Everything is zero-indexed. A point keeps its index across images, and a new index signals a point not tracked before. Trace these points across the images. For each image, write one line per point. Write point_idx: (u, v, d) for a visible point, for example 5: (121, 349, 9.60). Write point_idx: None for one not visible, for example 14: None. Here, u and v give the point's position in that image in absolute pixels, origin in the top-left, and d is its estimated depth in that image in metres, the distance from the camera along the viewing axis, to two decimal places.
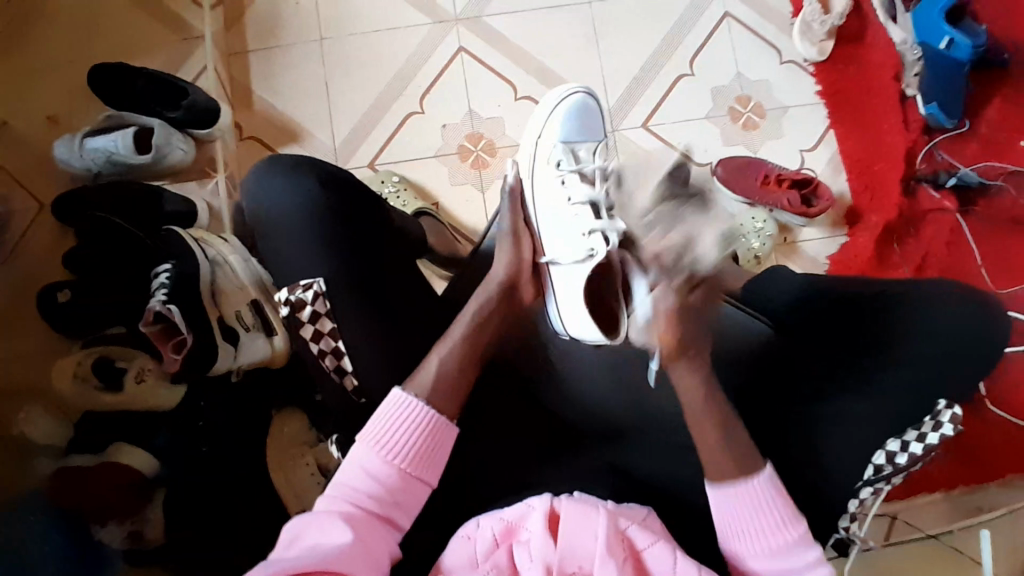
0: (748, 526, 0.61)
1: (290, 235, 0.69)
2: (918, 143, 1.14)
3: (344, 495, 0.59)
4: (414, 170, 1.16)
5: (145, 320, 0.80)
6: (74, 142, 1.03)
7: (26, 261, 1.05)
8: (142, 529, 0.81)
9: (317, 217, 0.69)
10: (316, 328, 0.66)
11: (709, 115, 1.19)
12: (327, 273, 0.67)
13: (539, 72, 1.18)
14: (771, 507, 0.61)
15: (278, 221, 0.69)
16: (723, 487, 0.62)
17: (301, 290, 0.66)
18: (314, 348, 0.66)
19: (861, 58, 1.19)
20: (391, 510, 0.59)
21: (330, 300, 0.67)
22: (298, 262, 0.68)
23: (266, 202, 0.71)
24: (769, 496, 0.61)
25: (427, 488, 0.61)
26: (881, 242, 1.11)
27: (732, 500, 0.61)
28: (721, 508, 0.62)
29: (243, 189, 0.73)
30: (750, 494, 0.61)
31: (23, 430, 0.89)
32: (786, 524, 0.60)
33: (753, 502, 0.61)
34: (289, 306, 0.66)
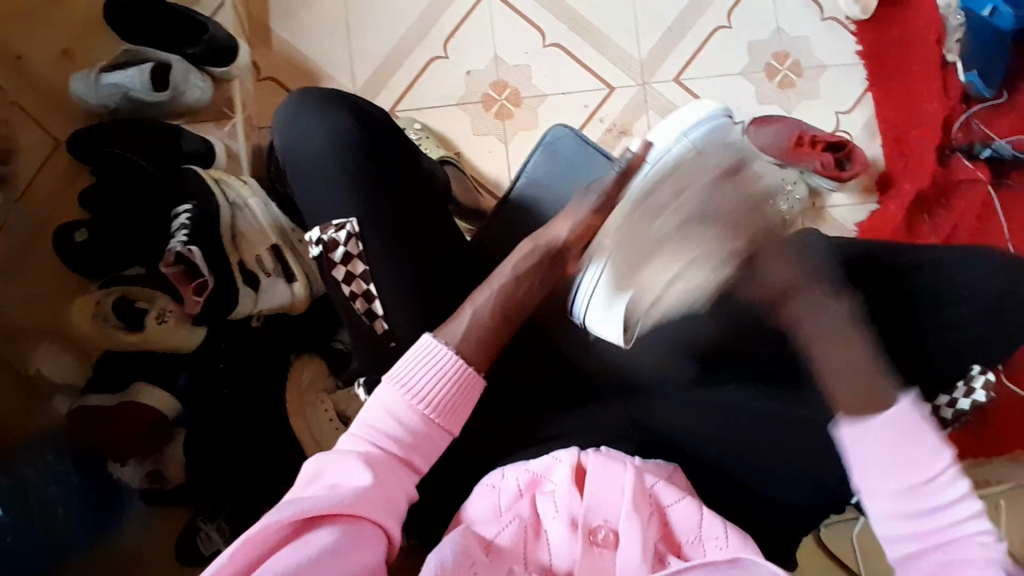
0: (887, 461, 0.52)
1: (320, 174, 0.68)
2: (956, 110, 1.10)
3: (366, 433, 0.57)
4: (435, 118, 1.12)
5: (165, 261, 0.78)
6: (90, 77, 0.99)
7: (41, 199, 1.03)
8: (161, 468, 0.85)
9: (352, 156, 0.67)
10: (348, 269, 0.65)
11: (744, 70, 1.14)
12: (357, 215, 0.66)
13: (570, 19, 1.14)
14: (913, 437, 0.52)
15: (314, 160, 0.68)
16: (857, 422, 0.53)
17: (334, 230, 0.65)
18: (346, 291, 0.66)
19: (905, 18, 1.13)
20: (411, 452, 0.57)
21: (363, 241, 0.66)
22: (327, 203, 0.67)
23: (301, 138, 0.69)
24: (912, 425, 0.53)
25: (449, 436, 0.59)
26: (911, 210, 1.08)
27: (874, 434, 0.53)
28: (858, 446, 0.53)
29: (274, 128, 0.72)
30: (900, 427, 0.52)
31: (41, 366, 0.91)
32: (929, 460, 0.52)
33: (901, 432, 0.52)
34: (321, 246, 0.65)
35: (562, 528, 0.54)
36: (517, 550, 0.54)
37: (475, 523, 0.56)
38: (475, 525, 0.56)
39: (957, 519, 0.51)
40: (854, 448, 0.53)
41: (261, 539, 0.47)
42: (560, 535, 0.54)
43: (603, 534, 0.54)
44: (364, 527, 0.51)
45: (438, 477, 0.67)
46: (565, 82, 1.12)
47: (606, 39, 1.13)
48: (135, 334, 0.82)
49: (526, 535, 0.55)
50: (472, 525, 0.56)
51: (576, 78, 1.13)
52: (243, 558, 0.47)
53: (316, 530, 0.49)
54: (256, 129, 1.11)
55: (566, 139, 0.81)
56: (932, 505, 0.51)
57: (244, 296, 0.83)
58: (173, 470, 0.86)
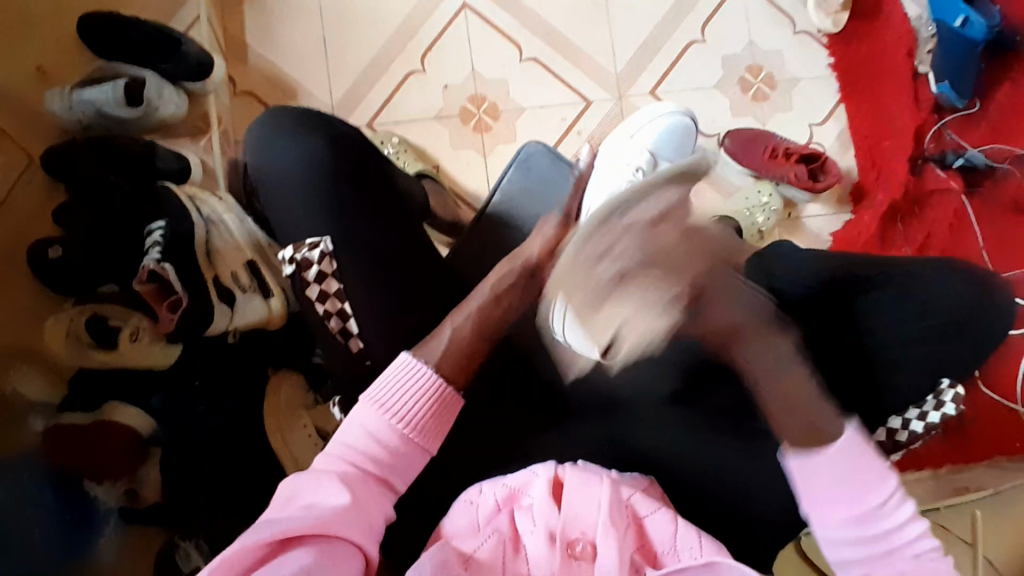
0: (832, 491, 0.57)
1: (293, 189, 0.68)
2: (927, 121, 1.12)
3: (342, 453, 0.57)
4: (414, 132, 1.13)
5: (138, 279, 0.78)
6: (65, 96, 0.98)
7: (16, 217, 1.02)
8: (138, 488, 0.86)
9: (324, 177, 0.67)
10: (322, 288, 0.65)
11: (718, 83, 1.16)
12: (331, 235, 0.66)
13: (545, 33, 1.15)
14: (856, 466, 0.57)
15: (286, 181, 0.68)
16: (798, 454, 0.58)
17: (306, 250, 0.65)
18: (320, 310, 0.66)
19: (878, 31, 1.15)
20: (388, 471, 0.57)
21: (336, 260, 0.66)
22: (300, 223, 0.67)
23: (271, 160, 0.69)
24: (857, 454, 0.57)
25: (426, 456, 0.59)
26: (886, 220, 1.10)
27: (818, 468, 0.57)
28: (804, 478, 0.58)
29: (247, 147, 0.72)
30: (843, 456, 0.57)
31: (15, 386, 0.89)
32: (875, 485, 0.57)
33: (847, 467, 0.57)
34: (294, 265, 0.65)
35: (540, 542, 0.54)
36: (497, 564, 0.54)
37: (453, 539, 0.56)
38: (454, 539, 0.55)
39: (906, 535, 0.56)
40: (800, 473, 0.58)
41: (241, 559, 0.48)
42: (537, 548, 0.54)
43: (581, 547, 0.54)
44: (338, 546, 0.51)
45: (415, 496, 0.67)
46: (543, 97, 1.13)
47: (581, 53, 1.15)
48: (110, 353, 0.83)
49: (505, 551, 0.55)
50: (450, 539, 0.55)
51: (554, 91, 1.14)
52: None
53: (292, 552, 0.49)
54: (233, 144, 1.11)
55: (538, 154, 0.82)
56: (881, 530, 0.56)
57: (219, 316, 0.82)
58: (149, 489, 0.86)
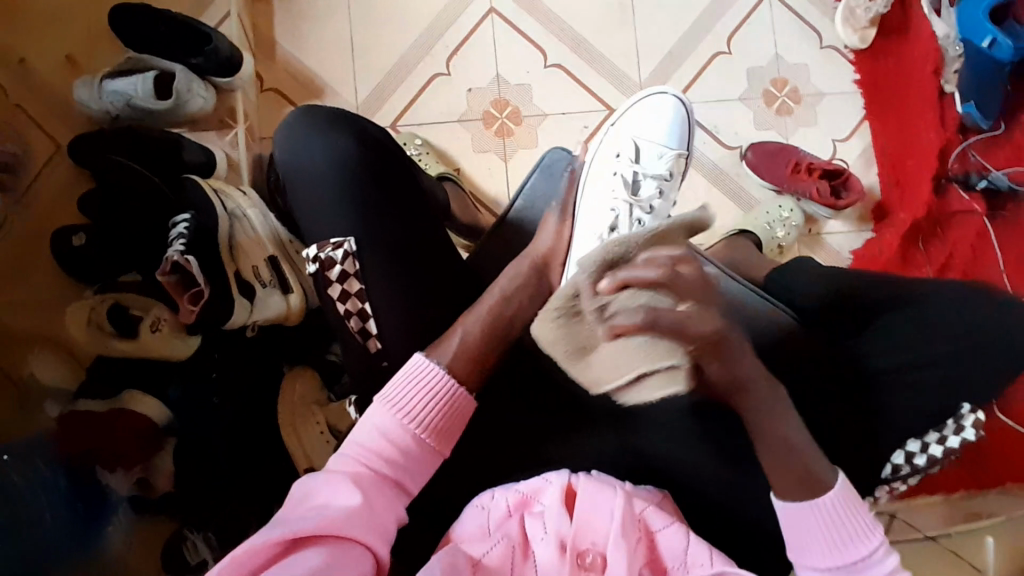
0: (817, 539, 0.58)
1: (319, 188, 0.68)
2: (951, 142, 1.11)
3: (356, 452, 0.57)
4: (436, 134, 1.13)
5: (160, 270, 0.77)
6: (94, 85, 1.00)
7: (42, 203, 1.03)
8: (149, 477, 0.86)
9: (351, 177, 0.68)
10: (344, 288, 0.66)
11: (743, 96, 1.15)
12: (356, 234, 0.67)
13: (571, 40, 1.15)
14: (840, 519, 0.58)
15: (313, 178, 0.68)
16: (788, 503, 0.59)
17: (330, 249, 0.66)
18: (341, 309, 0.66)
19: (905, 49, 1.15)
20: (402, 472, 0.57)
21: (359, 260, 0.66)
22: (326, 221, 0.68)
23: (299, 157, 0.69)
24: (845, 509, 0.58)
25: (439, 459, 0.59)
26: (907, 239, 1.09)
27: (810, 514, 0.58)
28: (790, 520, 0.59)
29: (275, 144, 0.72)
30: (829, 510, 0.58)
31: (34, 371, 0.91)
32: (861, 538, 0.57)
33: (828, 517, 0.58)
34: (318, 263, 0.66)
35: (550, 549, 0.54)
36: (506, 570, 0.54)
37: (463, 543, 0.55)
38: (463, 543, 0.55)
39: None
40: (787, 518, 0.59)
41: (251, 556, 0.47)
42: (548, 554, 0.54)
43: (591, 558, 0.54)
44: (351, 547, 0.50)
45: (427, 497, 0.67)
46: (566, 103, 1.14)
47: (606, 61, 1.15)
48: (129, 343, 0.84)
49: (514, 556, 0.55)
50: (460, 544, 0.55)
51: (577, 98, 1.14)
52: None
53: (307, 550, 0.49)
54: (257, 139, 1.12)
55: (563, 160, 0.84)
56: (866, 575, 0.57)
57: (238, 308, 0.83)
58: (160, 478, 0.86)
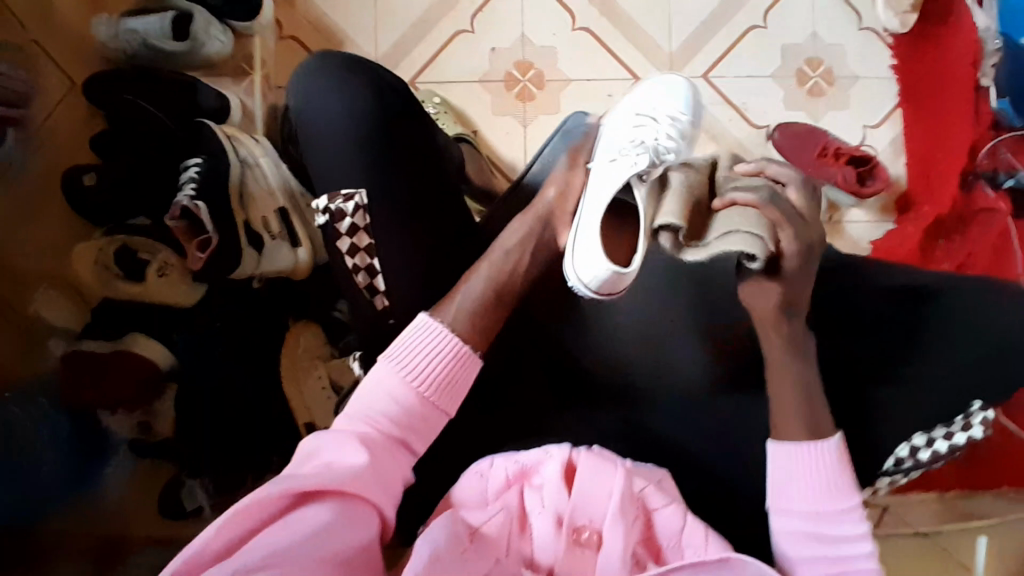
0: (805, 488, 0.58)
1: (331, 136, 0.66)
2: (982, 138, 1.05)
3: (364, 414, 0.56)
4: (455, 94, 1.10)
5: (170, 215, 0.77)
6: (113, 23, 0.97)
7: (53, 138, 1.01)
8: (152, 422, 0.87)
9: (368, 126, 0.66)
10: (353, 241, 0.64)
11: (774, 74, 1.11)
12: (368, 187, 0.65)
13: (602, 4, 1.11)
14: (831, 476, 0.58)
15: (329, 126, 0.66)
16: (782, 444, 0.60)
17: (342, 200, 0.64)
18: (348, 263, 0.64)
19: (944, 36, 1.08)
20: (407, 433, 0.56)
21: (370, 214, 0.65)
22: (340, 170, 0.65)
23: (314, 102, 0.67)
24: (831, 464, 0.58)
25: (446, 417, 0.58)
26: (928, 234, 1.05)
27: (792, 459, 0.59)
28: (777, 465, 0.59)
29: (288, 90, 0.70)
30: (810, 455, 0.58)
31: (41, 310, 0.90)
32: (837, 495, 0.57)
33: (818, 463, 0.58)
34: (328, 215, 0.65)
35: (548, 524, 0.53)
36: (502, 541, 0.53)
37: (462, 509, 0.55)
38: (462, 510, 0.55)
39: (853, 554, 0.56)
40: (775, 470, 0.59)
41: (254, 511, 0.47)
42: (545, 530, 0.53)
43: (587, 535, 0.53)
44: (353, 506, 0.50)
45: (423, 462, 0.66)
46: (592, 69, 1.10)
47: (637, 28, 1.11)
48: (135, 285, 0.83)
49: (511, 529, 0.54)
50: (459, 510, 0.55)
51: (603, 65, 1.10)
52: (234, 530, 0.46)
53: (309, 507, 0.49)
54: (273, 88, 1.09)
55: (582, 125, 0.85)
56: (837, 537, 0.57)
57: (246, 259, 0.82)
58: (164, 423, 0.88)
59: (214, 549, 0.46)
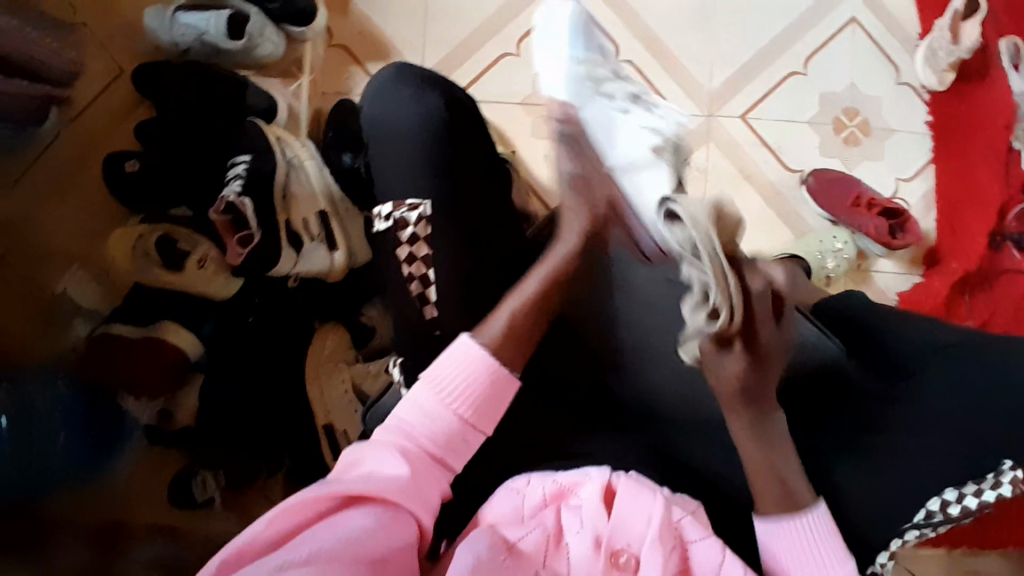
0: (805, 559, 0.57)
1: (402, 143, 0.67)
2: (1012, 199, 1.08)
3: (399, 426, 0.57)
4: (496, 114, 1.12)
5: (214, 208, 0.80)
6: (166, 15, 0.99)
7: (103, 125, 1.03)
8: (171, 411, 0.87)
9: (440, 139, 0.67)
10: (412, 250, 0.64)
11: (811, 120, 1.13)
12: (433, 197, 0.65)
13: (646, 38, 1.13)
14: (826, 546, 0.56)
15: (402, 135, 0.67)
16: (774, 519, 0.57)
17: (406, 209, 0.65)
18: (404, 271, 0.65)
19: (979, 97, 1.11)
20: (445, 452, 0.56)
21: (432, 225, 0.65)
22: (406, 178, 0.66)
23: (392, 111, 0.68)
24: (825, 534, 0.57)
25: (481, 438, 0.58)
26: (955, 289, 1.07)
27: (789, 539, 0.57)
28: (777, 540, 0.57)
29: (365, 95, 0.71)
30: (805, 529, 0.57)
31: (68, 288, 0.91)
32: (834, 563, 0.56)
33: (812, 535, 0.57)
34: (391, 222, 0.66)
35: (585, 544, 0.53)
36: (538, 559, 0.52)
37: (497, 525, 0.55)
38: (499, 525, 0.54)
39: None
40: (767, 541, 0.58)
41: (303, 510, 0.48)
42: (581, 549, 0.53)
43: (625, 559, 0.53)
44: (393, 513, 0.51)
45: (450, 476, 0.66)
46: None
47: (679, 65, 1.13)
48: (172, 274, 0.84)
49: (547, 544, 0.53)
50: (495, 525, 0.54)
51: None
52: (279, 527, 0.47)
53: (350, 511, 0.49)
54: (319, 93, 1.11)
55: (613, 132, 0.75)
56: None
57: (286, 258, 0.83)
58: (184, 414, 0.88)
59: (262, 542, 0.46)
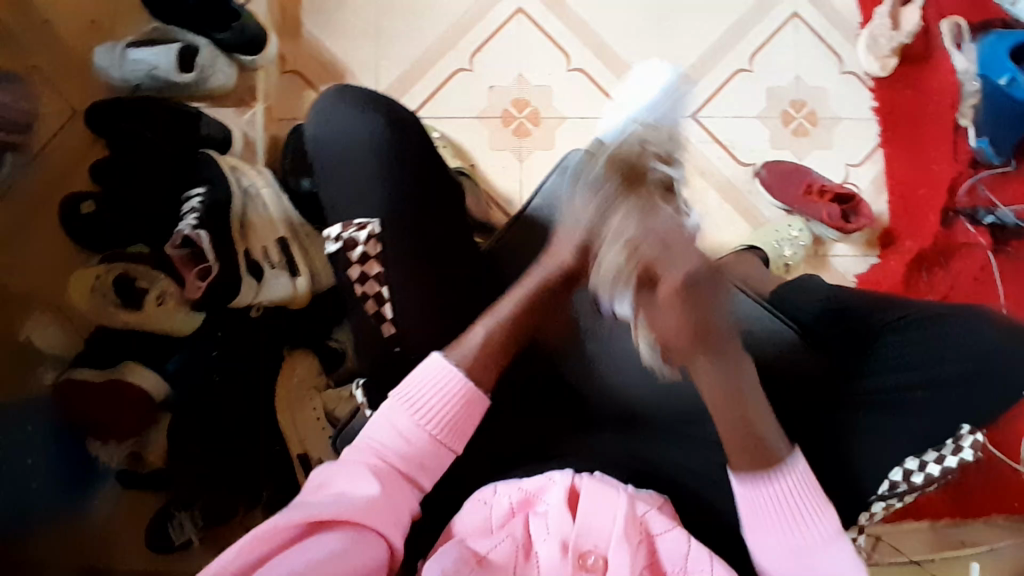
0: (775, 523, 0.58)
1: (349, 163, 0.68)
2: (961, 174, 1.12)
3: (371, 446, 0.57)
4: (454, 129, 1.13)
5: (171, 243, 0.81)
6: (116, 52, 1.00)
7: (56, 166, 1.02)
8: (143, 451, 0.87)
9: (386, 159, 0.68)
10: (364, 269, 0.65)
11: (760, 114, 1.16)
12: (381, 217, 0.66)
13: (595, 46, 1.15)
14: (798, 502, 0.58)
15: (349, 157, 0.68)
16: (747, 482, 0.59)
17: (355, 229, 0.66)
18: (358, 291, 0.65)
19: (925, 80, 1.16)
20: (414, 469, 0.57)
21: (381, 244, 0.66)
22: (355, 198, 0.67)
23: (337, 134, 0.69)
24: (804, 493, 0.58)
25: (452, 455, 0.59)
26: (912, 268, 1.09)
27: (760, 503, 0.59)
28: (749, 500, 0.59)
29: (308, 119, 0.71)
30: (780, 489, 0.58)
31: (31, 336, 0.89)
32: (812, 523, 0.57)
33: (785, 502, 0.58)
34: (340, 243, 0.66)
35: (553, 549, 0.53)
36: (508, 568, 0.53)
37: (468, 539, 0.55)
38: (468, 538, 0.55)
39: None
40: (748, 506, 0.59)
41: (270, 537, 0.47)
42: (550, 556, 0.53)
43: (593, 560, 0.53)
44: (367, 536, 0.51)
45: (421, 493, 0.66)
46: (585, 106, 1.13)
47: (630, 69, 1.15)
48: (133, 313, 0.83)
49: (517, 556, 0.54)
50: (466, 539, 0.55)
51: (596, 103, 1.14)
52: (247, 560, 0.45)
53: (324, 536, 0.49)
54: None
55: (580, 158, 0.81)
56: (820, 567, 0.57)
57: (245, 287, 0.84)
58: (153, 453, 0.87)
59: (228, 575, 0.44)
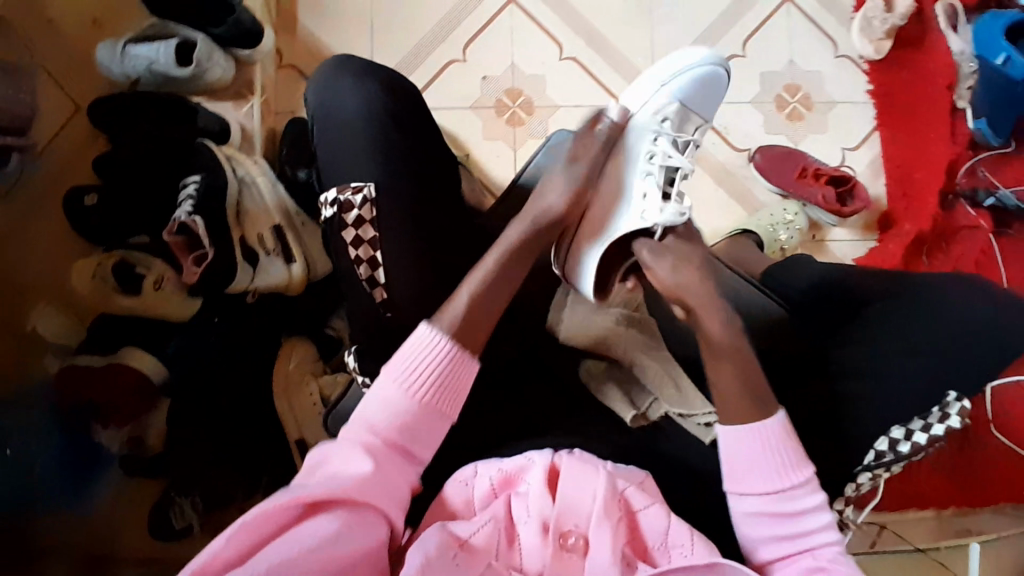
0: (760, 470, 0.60)
1: (348, 131, 0.69)
2: (962, 156, 1.11)
3: (364, 425, 0.57)
4: (448, 119, 1.14)
5: (168, 229, 0.80)
6: (116, 48, 1.01)
7: (60, 161, 1.04)
8: (143, 435, 0.88)
9: (383, 128, 0.69)
10: (358, 233, 0.65)
11: (754, 99, 1.16)
12: (377, 182, 0.66)
13: (587, 35, 1.16)
14: (780, 456, 0.59)
15: (348, 126, 0.69)
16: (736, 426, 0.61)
17: (350, 193, 0.66)
18: (352, 254, 0.66)
19: (920, 62, 1.15)
20: (409, 441, 0.58)
21: (377, 207, 0.66)
22: (353, 164, 0.68)
23: (337, 104, 0.70)
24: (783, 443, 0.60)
25: (448, 422, 0.60)
26: (910, 251, 1.09)
27: (743, 446, 0.60)
28: (731, 447, 0.61)
29: (307, 91, 0.73)
30: (763, 434, 0.60)
31: (37, 324, 0.90)
32: (793, 470, 0.59)
33: (763, 443, 0.60)
34: (336, 206, 0.66)
35: (533, 531, 0.54)
36: (491, 550, 0.53)
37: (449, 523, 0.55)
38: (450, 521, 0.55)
39: (808, 527, 0.59)
40: (730, 453, 0.61)
41: (259, 525, 0.48)
42: (531, 538, 0.54)
43: (574, 540, 0.54)
44: (364, 514, 0.52)
45: None
46: (578, 95, 1.14)
47: (622, 57, 1.16)
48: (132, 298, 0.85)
49: (500, 538, 0.54)
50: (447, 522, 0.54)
51: (589, 93, 1.15)
52: (237, 548, 0.47)
53: (317, 517, 0.50)
54: (273, 113, 1.13)
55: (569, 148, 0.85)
56: (802, 511, 0.59)
57: (241, 272, 0.85)
58: (154, 437, 0.89)
59: (224, 560, 0.47)
